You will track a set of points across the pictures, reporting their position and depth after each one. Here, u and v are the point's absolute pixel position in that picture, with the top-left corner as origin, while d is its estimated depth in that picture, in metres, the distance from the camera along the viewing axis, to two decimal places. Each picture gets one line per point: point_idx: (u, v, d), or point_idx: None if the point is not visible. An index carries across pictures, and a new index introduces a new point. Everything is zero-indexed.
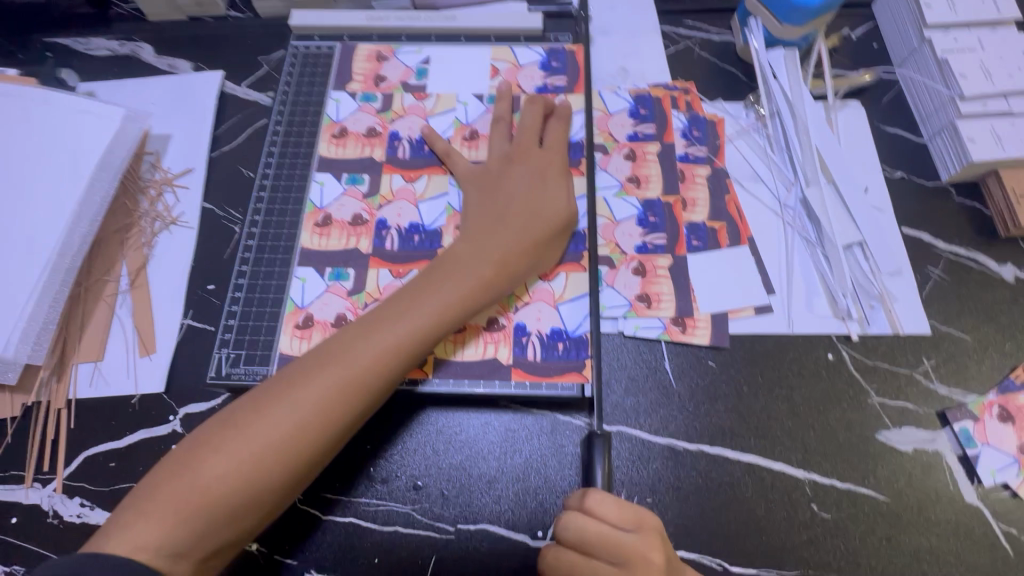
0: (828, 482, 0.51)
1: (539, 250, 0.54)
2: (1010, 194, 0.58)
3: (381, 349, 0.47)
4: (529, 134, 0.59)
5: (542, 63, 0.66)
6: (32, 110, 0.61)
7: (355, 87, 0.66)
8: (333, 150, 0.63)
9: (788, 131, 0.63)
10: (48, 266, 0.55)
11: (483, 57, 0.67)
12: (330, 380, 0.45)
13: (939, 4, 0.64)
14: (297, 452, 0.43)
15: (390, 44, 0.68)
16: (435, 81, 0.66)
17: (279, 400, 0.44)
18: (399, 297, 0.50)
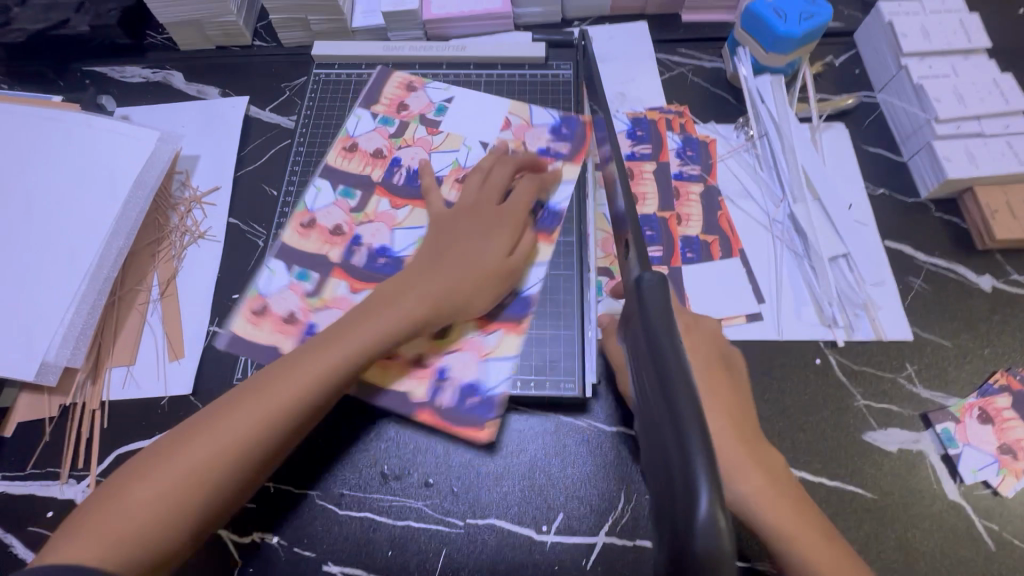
0: (818, 480, 0.53)
1: (482, 283, 0.55)
2: (985, 209, 0.62)
3: (314, 376, 0.47)
4: (493, 184, 0.61)
5: (552, 126, 0.68)
6: (74, 133, 0.66)
7: (377, 109, 0.70)
8: (339, 161, 0.68)
9: (775, 151, 0.67)
10: (88, 277, 0.59)
11: (502, 108, 0.70)
12: (262, 408, 0.45)
13: (915, 33, 0.68)
14: (224, 479, 0.44)
15: (422, 77, 0.73)
16: (450, 120, 0.70)
17: (211, 426, 0.44)
18: (338, 326, 0.51)
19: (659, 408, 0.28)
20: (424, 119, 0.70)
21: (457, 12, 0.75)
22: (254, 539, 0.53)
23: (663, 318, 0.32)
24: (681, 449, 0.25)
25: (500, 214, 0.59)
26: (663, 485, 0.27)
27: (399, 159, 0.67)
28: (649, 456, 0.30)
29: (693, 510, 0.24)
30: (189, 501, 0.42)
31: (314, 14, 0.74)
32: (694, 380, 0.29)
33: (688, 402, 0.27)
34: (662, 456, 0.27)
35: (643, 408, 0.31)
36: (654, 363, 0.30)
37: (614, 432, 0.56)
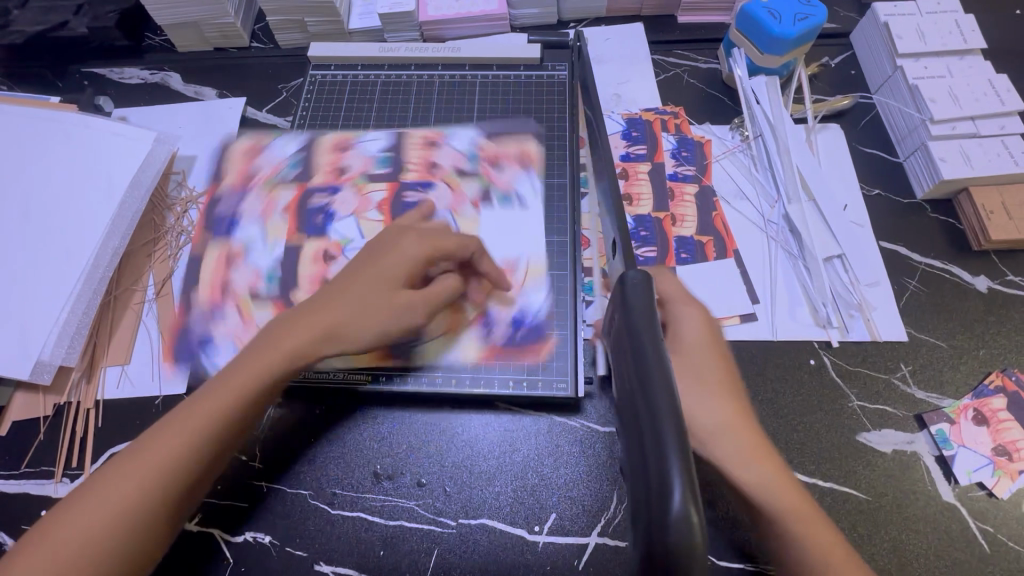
0: (811, 482, 0.53)
1: (375, 314, 0.50)
2: (980, 210, 0.62)
3: (184, 434, 0.44)
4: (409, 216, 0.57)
5: (517, 323, 0.59)
6: (71, 134, 0.66)
7: (486, 146, 0.68)
8: (414, 145, 0.69)
9: (770, 151, 0.67)
10: (83, 276, 0.60)
11: (528, 247, 0.62)
12: (125, 480, 0.42)
13: (910, 34, 0.68)
14: (122, 540, 0.41)
15: (537, 193, 0.65)
16: (487, 221, 0.64)
17: (87, 498, 0.41)
18: (219, 374, 0.47)
19: (636, 404, 0.29)
20: (482, 190, 0.66)
21: (454, 14, 0.75)
22: (246, 538, 0.53)
23: (645, 315, 0.33)
24: (655, 447, 0.26)
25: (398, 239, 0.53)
26: (637, 478, 0.28)
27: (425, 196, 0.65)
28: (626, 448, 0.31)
29: (666, 504, 0.25)
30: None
31: (311, 16, 0.75)
32: (673, 378, 0.29)
33: (665, 400, 0.28)
34: (638, 452, 0.28)
35: (622, 404, 0.32)
36: (633, 360, 0.31)
37: (607, 432, 0.56)
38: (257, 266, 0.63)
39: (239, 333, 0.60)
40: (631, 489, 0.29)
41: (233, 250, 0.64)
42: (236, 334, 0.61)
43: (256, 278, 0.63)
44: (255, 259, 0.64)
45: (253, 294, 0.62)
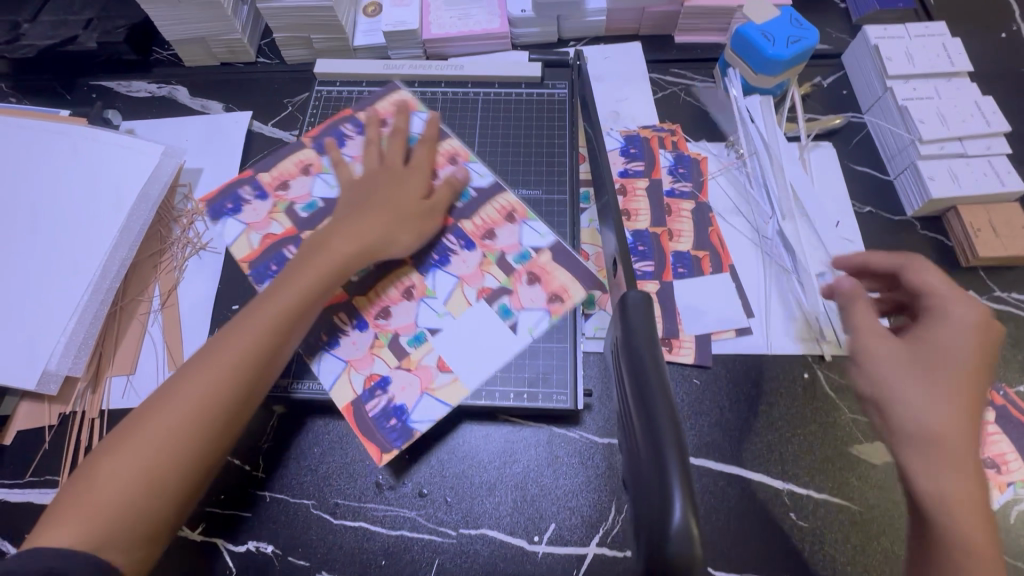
0: (805, 492, 0.54)
1: (409, 224, 0.57)
2: (968, 228, 0.64)
3: (249, 337, 0.49)
4: (393, 146, 0.63)
5: (407, 410, 0.54)
6: (80, 147, 0.68)
7: (540, 257, 0.59)
8: (499, 203, 0.62)
9: (764, 169, 0.69)
10: (91, 287, 0.61)
11: (472, 363, 0.55)
12: (204, 375, 0.47)
13: (899, 57, 0.71)
14: (209, 421, 0.46)
15: (533, 329, 0.56)
16: (478, 312, 0.57)
17: (170, 397, 0.46)
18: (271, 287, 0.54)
19: (640, 420, 0.31)
20: (501, 290, 0.58)
21: (457, 32, 0.77)
22: (249, 547, 0.54)
23: (646, 336, 0.35)
24: (658, 462, 0.28)
25: (412, 169, 0.61)
26: (642, 491, 0.29)
27: (443, 265, 0.59)
28: (633, 464, 0.32)
29: (667, 514, 0.26)
30: (157, 475, 0.44)
31: (317, 33, 0.76)
32: (673, 396, 0.31)
33: (665, 417, 0.29)
34: (642, 466, 0.29)
35: (627, 422, 0.34)
36: (634, 379, 0.33)
37: (606, 444, 0.57)
38: (313, 191, 0.65)
39: (267, 232, 0.62)
40: (637, 503, 0.31)
41: (313, 166, 0.67)
42: (262, 231, 0.63)
43: (305, 198, 0.64)
44: (318, 185, 0.65)
45: (292, 210, 0.64)
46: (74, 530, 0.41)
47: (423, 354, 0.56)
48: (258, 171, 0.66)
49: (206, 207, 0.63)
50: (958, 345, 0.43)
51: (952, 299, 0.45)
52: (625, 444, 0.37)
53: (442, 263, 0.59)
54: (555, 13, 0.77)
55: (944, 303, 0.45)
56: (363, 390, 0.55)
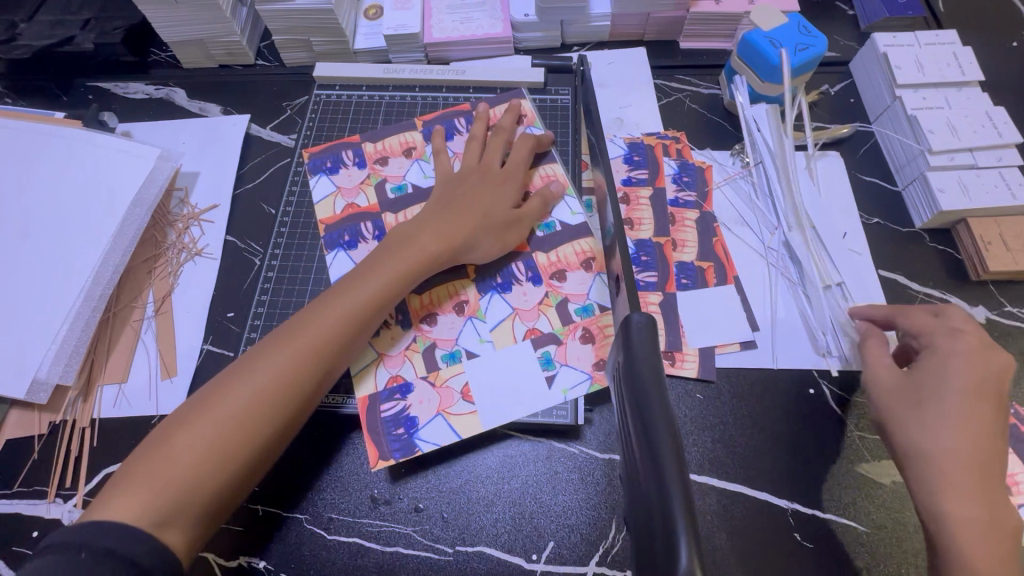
0: (809, 512, 0.53)
1: (493, 235, 0.59)
2: (978, 241, 0.63)
3: (326, 322, 0.50)
4: (491, 153, 0.64)
5: (419, 428, 0.55)
6: (75, 150, 0.66)
7: (602, 317, 0.58)
8: (578, 246, 0.61)
9: (770, 178, 0.68)
10: (83, 294, 0.59)
11: (501, 395, 0.56)
12: (284, 357, 0.48)
13: (908, 65, 0.69)
14: (280, 402, 0.47)
15: (570, 390, 0.55)
16: (519, 352, 0.57)
17: (245, 373, 0.47)
18: (348, 277, 0.55)
19: (644, 460, 0.30)
20: (551, 337, 0.58)
21: (459, 36, 0.76)
22: (240, 562, 0.52)
23: (649, 364, 0.33)
24: (664, 509, 0.27)
25: (504, 178, 0.62)
26: (648, 534, 0.28)
27: (503, 292, 0.60)
28: (636, 501, 0.31)
29: (672, 567, 0.25)
30: (231, 451, 0.44)
31: (317, 36, 0.75)
32: (679, 434, 0.30)
33: (669, 458, 0.28)
34: (647, 499, 0.29)
35: (630, 455, 0.33)
36: (637, 413, 0.31)
37: (607, 459, 0.56)
38: (406, 175, 0.67)
39: (352, 202, 0.66)
40: (643, 543, 0.29)
41: (416, 150, 0.68)
42: (348, 200, 0.66)
43: (397, 180, 0.67)
44: (414, 171, 0.67)
45: (381, 187, 0.66)
46: (138, 499, 0.41)
47: (451, 374, 0.57)
48: (365, 141, 0.69)
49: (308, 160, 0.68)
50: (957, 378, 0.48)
51: (941, 334, 0.51)
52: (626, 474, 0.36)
53: (505, 293, 0.60)
54: (558, 17, 0.76)
55: (932, 338, 0.51)
56: (384, 390, 0.56)
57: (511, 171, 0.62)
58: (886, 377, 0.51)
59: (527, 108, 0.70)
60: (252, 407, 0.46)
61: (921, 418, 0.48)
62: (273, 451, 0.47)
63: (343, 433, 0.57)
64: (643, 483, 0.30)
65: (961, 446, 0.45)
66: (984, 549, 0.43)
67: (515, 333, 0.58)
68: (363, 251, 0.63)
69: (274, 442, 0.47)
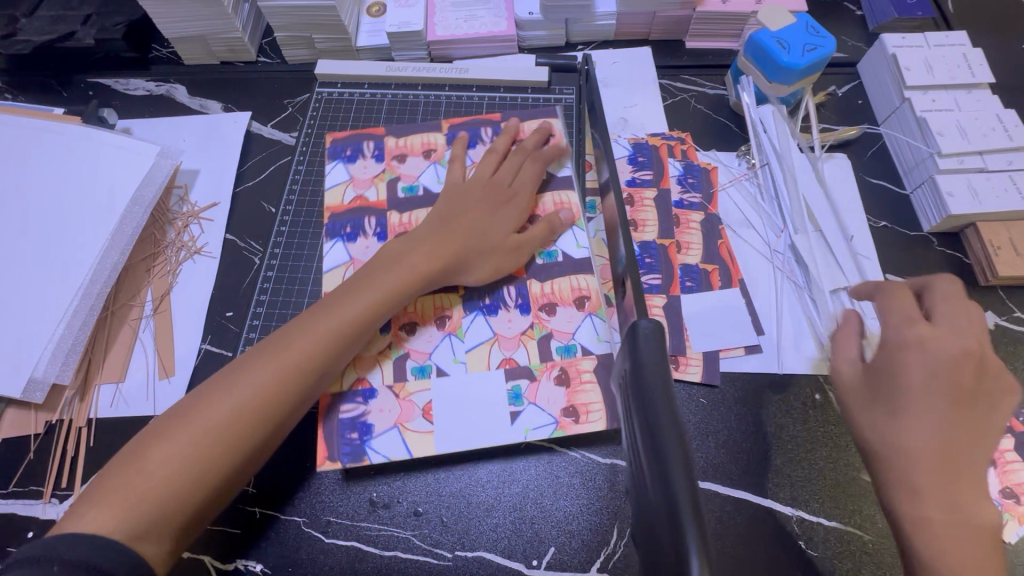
0: (814, 519, 0.52)
1: (486, 258, 0.57)
2: (988, 245, 0.62)
3: (314, 336, 0.49)
4: (502, 169, 0.62)
5: (374, 438, 0.54)
6: (74, 147, 0.66)
7: (582, 361, 0.56)
8: (573, 281, 0.59)
9: (777, 182, 0.67)
10: (80, 292, 0.59)
11: (468, 414, 0.54)
12: (264, 374, 0.47)
13: (918, 67, 0.69)
14: (262, 418, 0.46)
15: (533, 430, 0.53)
16: (490, 381, 0.55)
17: (230, 385, 0.46)
18: (339, 289, 0.54)
19: (653, 473, 0.29)
20: (526, 372, 0.56)
21: (462, 34, 0.75)
22: (237, 565, 0.52)
23: (655, 370, 0.33)
24: (671, 513, 0.27)
25: (506, 199, 0.60)
26: (657, 540, 0.28)
27: (488, 314, 0.58)
28: (645, 514, 0.30)
29: None
30: (204, 470, 0.43)
31: (319, 33, 0.74)
32: (688, 440, 0.29)
33: (677, 462, 0.28)
34: (656, 513, 0.28)
35: (637, 464, 0.32)
36: (645, 418, 0.31)
37: (609, 464, 0.55)
38: (420, 176, 0.65)
39: (361, 193, 0.64)
40: (653, 552, 0.29)
41: (435, 153, 0.66)
42: (358, 191, 0.65)
43: (410, 179, 0.65)
44: (428, 173, 0.65)
45: (393, 185, 0.65)
46: (111, 511, 0.40)
47: (417, 389, 0.55)
48: (389, 135, 0.68)
49: (330, 144, 0.67)
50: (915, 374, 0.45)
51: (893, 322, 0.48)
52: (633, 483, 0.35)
53: (491, 318, 0.58)
54: (563, 15, 0.75)
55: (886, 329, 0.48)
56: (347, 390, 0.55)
57: (514, 191, 0.61)
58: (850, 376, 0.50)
59: (558, 130, 0.67)
60: (230, 426, 0.45)
61: (877, 419, 0.46)
62: (246, 471, 0.46)
63: None
64: (650, 492, 0.29)
65: (914, 444, 0.44)
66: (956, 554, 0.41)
67: (491, 360, 0.56)
68: (361, 246, 0.61)
69: (248, 462, 0.46)
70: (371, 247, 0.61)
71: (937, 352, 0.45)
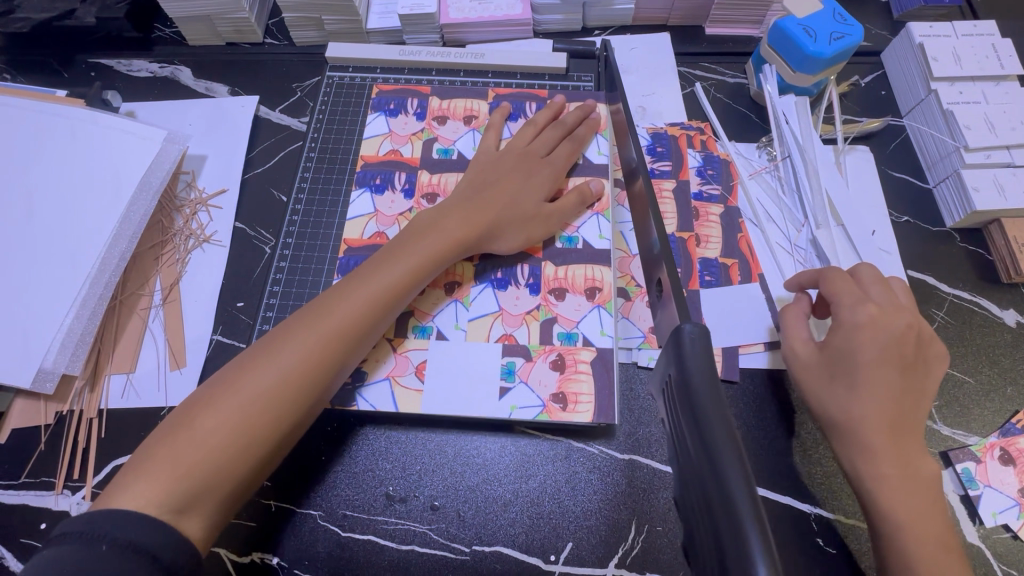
0: (833, 517, 0.52)
1: (519, 227, 0.57)
2: (1012, 242, 0.61)
3: (355, 302, 0.48)
4: (538, 141, 0.62)
5: (365, 390, 0.54)
6: (78, 130, 0.64)
7: (581, 352, 0.55)
8: (587, 271, 0.58)
9: (798, 175, 0.65)
10: (89, 281, 0.58)
11: (463, 382, 0.54)
12: (309, 341, 0.46)
13: (945, 57, 0.67)
14: (308, 384, 0.45)
15: (520, 406, 0.53)
16: (489, 354, 0.55)
17: (273, 352, 0.45)
18: (374, 256, 0.53)
19: (707, 474, 0.29)
20: (522, 351, 0.55)
21: (477, 16, 0.73)
22: (253, 558, 0.52)
23: (704, 377, 0.32)
24: (735, 535, 0.26)
25: (540, 170, 0.60)
26: (716, 549, 0.27)
27: (497, 288, 0.58)
28: (698, 515, 0.31)
29: None
30: (254, 438, 0.42)
31: (328, 14, 0.72)
32: (742, 442, 0.29)
33: (738, 483, 0.27)
34: (713, 518, 0.28)
35: (689, 473, 0.32)
36: (699, 435, 0.30)
37: (627, 460, 0.55)
38: (457, 141, 0.65)
39: (397, 147, 0.65)
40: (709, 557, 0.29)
41: (476, 119, 0.67)
42: (394, 145, 0.65)
43: (447, 143, 0.65)
44: (465, 139, 0.65)
45: (429, 145, 0.65)
46: (163, 482, 0.40)
47: (415, 347, 0.55)
48: (434, 95, 0.68)
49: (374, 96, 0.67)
50: (871, 355, 0.48)
51: (846, 303, 0.50)
52: (681, 488, 0.35)
53: (502, 297, 0.57)
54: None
55: (840, 309, 0.50)
56: None
57: (548, 163, 0.61)
58: (805, 354, 0.51)
59: (603, 115, 0.66)
60: (277, 392, 0.44)
61: (837, 393, 0.48)
62: (292, 437, 0.46)
63: (359, 428, 0.56)
64: (711, 508, 0.28)
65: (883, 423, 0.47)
66: (930, 527, 0.45)
67: (496, 335, 0.56)
68: (387, 200, 0.62)
69: (295, 428, 0.45)
70: (397, 203, 0.62)
71: (886, 329, 0.48)
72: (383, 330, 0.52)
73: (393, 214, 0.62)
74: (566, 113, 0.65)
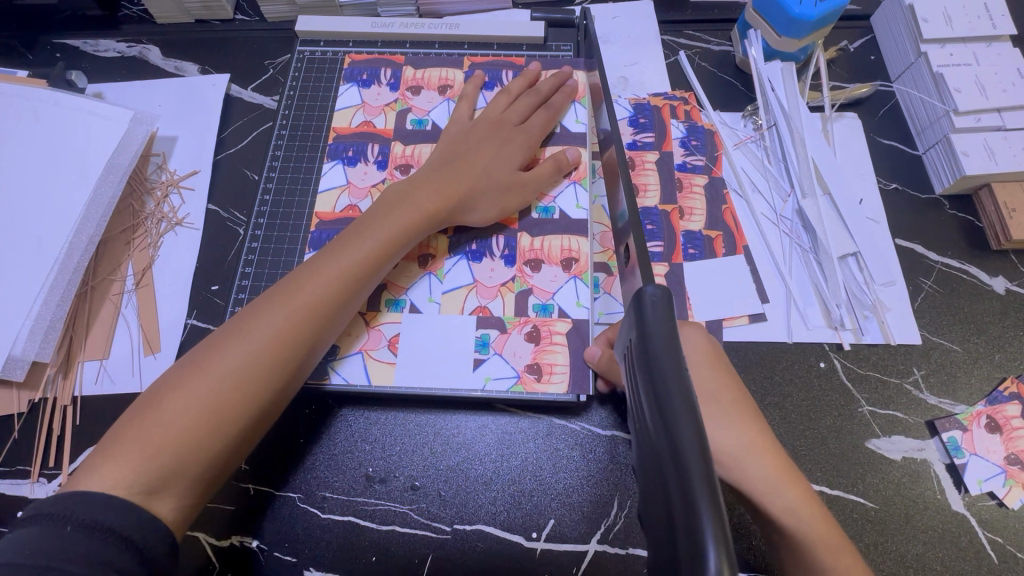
0: (817, 489, 0.51)
1: (494, 197, 0.56)
2: (1002, 207, 0.60)
3: (327, 278, 0.47)
4: (512, 109, 0.60)
5: (338, 365, 0.53)
6: (40, 112, 0.62)
7: (557, 323, 0.54)
8: (565, 242, 0.57)
9: (784, 144, 0.64)
10: (57, 266, 0.56)
11: (442, 361, 0.53)
12: (281, 318, 0.45)
13: (937, 18, 0.64)
14: (279, 362, 0.44)
15: (494, 377, 0.52)
16: (465, 327, 0.54)
17: (243, 331, 0.44)
18: (345, 232, 0.51)
19: (663, 446, 0.28)
20: (496, 323, 0.54)
21: None
22: (233, 542, 0.51)
23: (663, 341, 0.31)
24: (688, 506, 0.25)
25: (514, 138, 0.58)
26: (671, 523, 0.26)
27: (472, 259, 0.56)
28: (656, 490, 0.29)
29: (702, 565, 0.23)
30: (226, 418, 0.41)
31: None
32: (699, 410, 0.28)
33: (692, 452, 0.26)
34: (668, 491, 0.27)
35: (648, 445, 0.31)
36: (657, 405, 0.29)
37: (610, 436, 0.54)
38: (432, 111, 0.64)
39: (370, 119, 0.63)
40: (665, 534, 0.27)
41: (451, 89, 0.65)
42: (368, 116, 0.64)
43: (421, 113, 0.63)
44: (440, 109, 0.64)
45: (404, 116, 0.63)
46: (130, 465, 0.39)
47: (389, 320, 0.54)
48: (408, 65, 0.66)
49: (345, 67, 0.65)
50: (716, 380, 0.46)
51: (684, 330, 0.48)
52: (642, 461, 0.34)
53: (477, 271, 0.56)
54: None
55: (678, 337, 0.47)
56: None
57: (522, 131, 0.59)
58: None
59: (580, 81, 0.64)
60: (246, 371, 0.42)
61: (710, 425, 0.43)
62: (269, 417, 0.45)
63: (337, 409, 0.55)
64: (663, 470, 0.27)
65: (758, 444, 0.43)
66: None
67: (471, 308, 0.55)
68: (360, 172, 0.61)
69: (271, 407, 0.44)
70: (370, 174, 0.61)
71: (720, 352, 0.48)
72: (357, 306, 0.50)
73: (366, 185, 0.60)
74: (543, 81, 0.63)
